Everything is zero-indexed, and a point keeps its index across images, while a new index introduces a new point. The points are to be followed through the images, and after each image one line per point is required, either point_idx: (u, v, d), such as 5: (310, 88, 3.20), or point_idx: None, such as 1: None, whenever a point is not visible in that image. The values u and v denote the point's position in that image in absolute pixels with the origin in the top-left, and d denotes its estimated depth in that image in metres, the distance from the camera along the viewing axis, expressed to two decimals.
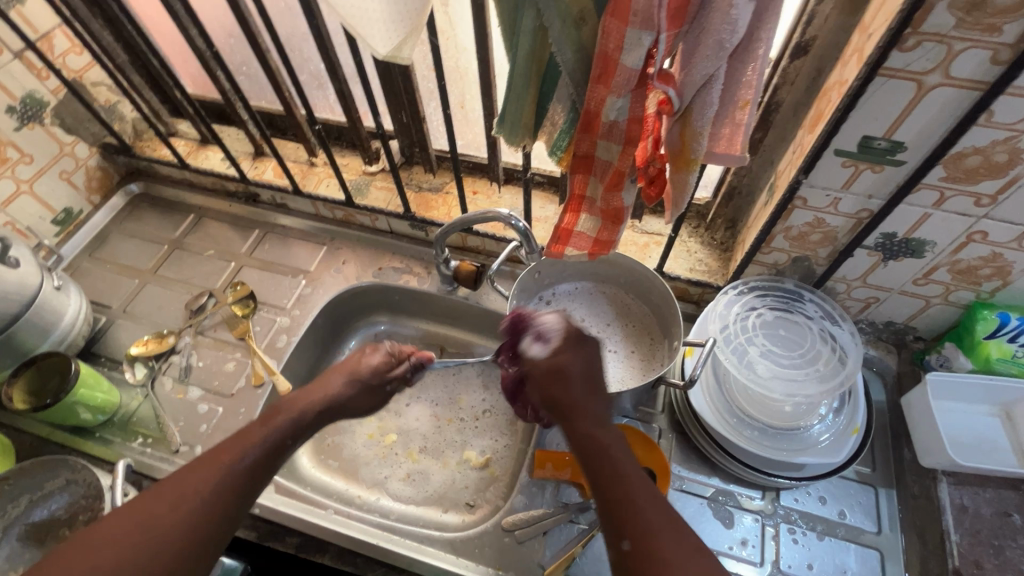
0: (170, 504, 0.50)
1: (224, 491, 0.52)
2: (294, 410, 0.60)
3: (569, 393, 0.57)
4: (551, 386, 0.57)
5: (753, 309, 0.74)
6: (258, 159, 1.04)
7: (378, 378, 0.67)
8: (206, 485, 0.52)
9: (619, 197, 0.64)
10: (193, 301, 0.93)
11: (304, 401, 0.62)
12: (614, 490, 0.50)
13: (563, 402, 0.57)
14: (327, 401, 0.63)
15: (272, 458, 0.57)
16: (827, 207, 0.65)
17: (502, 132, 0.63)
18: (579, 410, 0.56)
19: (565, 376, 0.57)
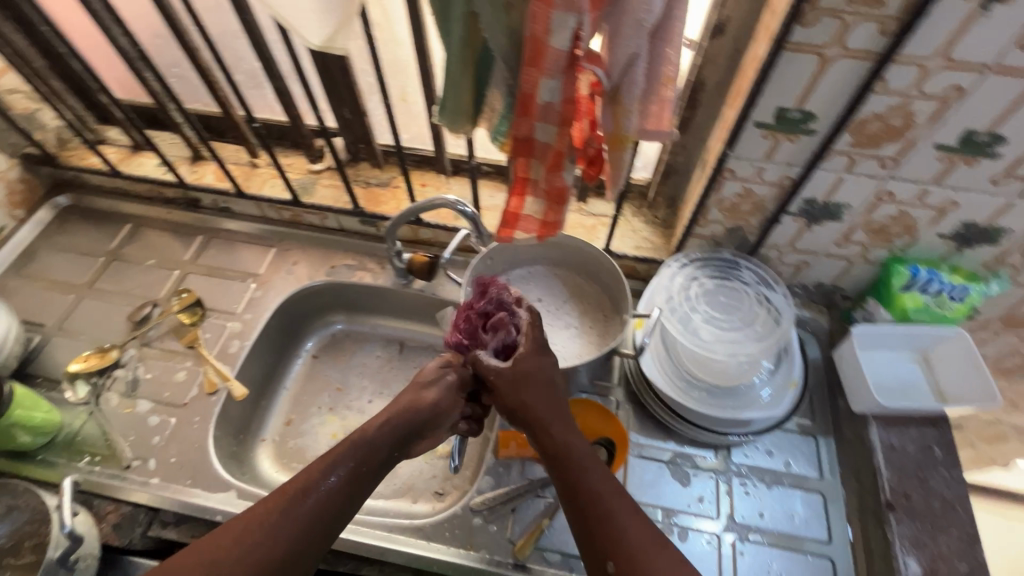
0: (234, 540, 0.51)
1: (295, 526, 0.53)
2: (362, 435, 0.60)
3: (538, 402, 0.63)
4: (521, 392, 0.63)
5: (695, 279, 0.78)
6: (196, 163, 1.01)
7: (440, 378, 0.69)
8: (271, 517, 0.53)
9: (560, 177, 0.66)
10: (135, 312, 0.90)
11: (378, 419, 0.63)
12: (592, 509, 0.55)
13: (531, 410, 0.62)
14: (398, 414, 0.63)
15: (358, 474, 0.58)
16: (754, 177, 0.70)
17: (444, 119, 0.64)
18: (546, 421, 0.62)
19: (531, 378, 0.64)
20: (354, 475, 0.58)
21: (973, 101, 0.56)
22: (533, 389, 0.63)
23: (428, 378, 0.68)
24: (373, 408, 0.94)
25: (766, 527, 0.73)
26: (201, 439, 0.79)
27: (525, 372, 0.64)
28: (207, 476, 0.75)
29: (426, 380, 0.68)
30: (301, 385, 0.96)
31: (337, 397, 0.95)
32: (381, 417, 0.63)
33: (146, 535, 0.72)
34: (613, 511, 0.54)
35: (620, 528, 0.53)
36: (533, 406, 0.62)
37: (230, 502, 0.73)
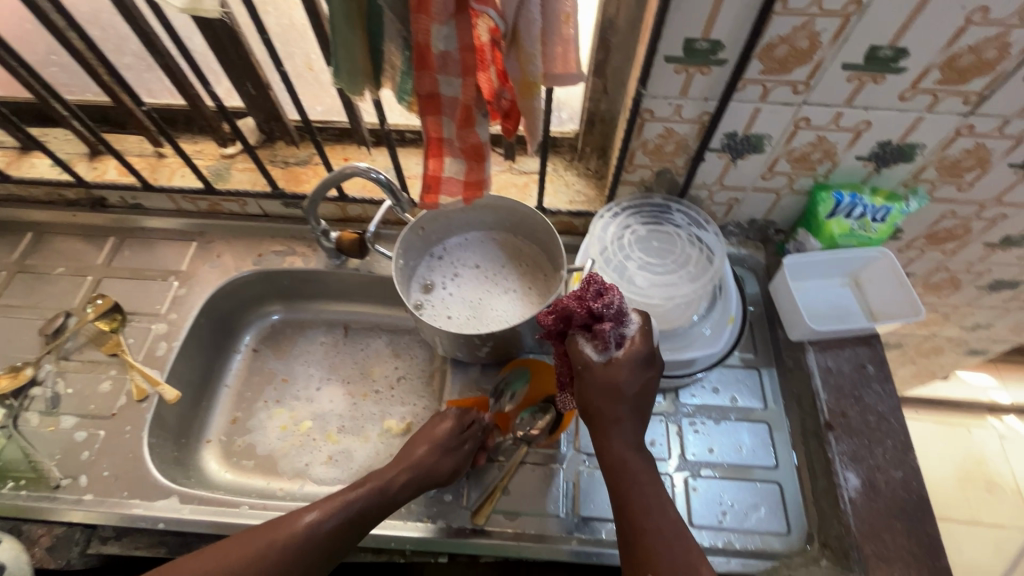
0: (253, 556, 0.57)
1: (292, 551, 0.58)
2: (377, 479, 0.65)
3: (608, 405, 0.62)
4: (601, 398, 0.62)
5: (627, 228, 0.77)
6: (95, 159, 0.93)
7: (455, 442, 0.71)
8: (284, 539, 0.58)
9: (474, 134, 0.63)
10: (47, 325, 0.83)
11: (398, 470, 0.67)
12: (638, 512, 0.59)
13: (605, 413, 0.63)
14: (415, 470, 0.67)
15: (361, 518, 0.62)
16: (673, 115, 0.69)
17: (341, 83, 0.60)
18: (615, 427, 0.63)
19: (617, 391, 0.62)
20: (354, 520, 0.62)
21: (873, 14, 0.56)
22: (615, 395, 0.62)
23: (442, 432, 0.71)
24: (322, 395, 0.92)
25: (716, 462, 0.75)
26: (135, 449, 0.75)
27: (617, 382, 0.62)
28: (145, 485, 0.72)
29: (441, 440, 0.70)
30: (243, 381, 0.92)
31: (283, 388, 0.92)
32: (399, 470, 0.67)
33: (86, 553, 0.69)
34: (655, 519, 0.58)
35: (659, 540, 0.57)
36: (604, 409, 0.63)
37: (174, 507, 0.70)
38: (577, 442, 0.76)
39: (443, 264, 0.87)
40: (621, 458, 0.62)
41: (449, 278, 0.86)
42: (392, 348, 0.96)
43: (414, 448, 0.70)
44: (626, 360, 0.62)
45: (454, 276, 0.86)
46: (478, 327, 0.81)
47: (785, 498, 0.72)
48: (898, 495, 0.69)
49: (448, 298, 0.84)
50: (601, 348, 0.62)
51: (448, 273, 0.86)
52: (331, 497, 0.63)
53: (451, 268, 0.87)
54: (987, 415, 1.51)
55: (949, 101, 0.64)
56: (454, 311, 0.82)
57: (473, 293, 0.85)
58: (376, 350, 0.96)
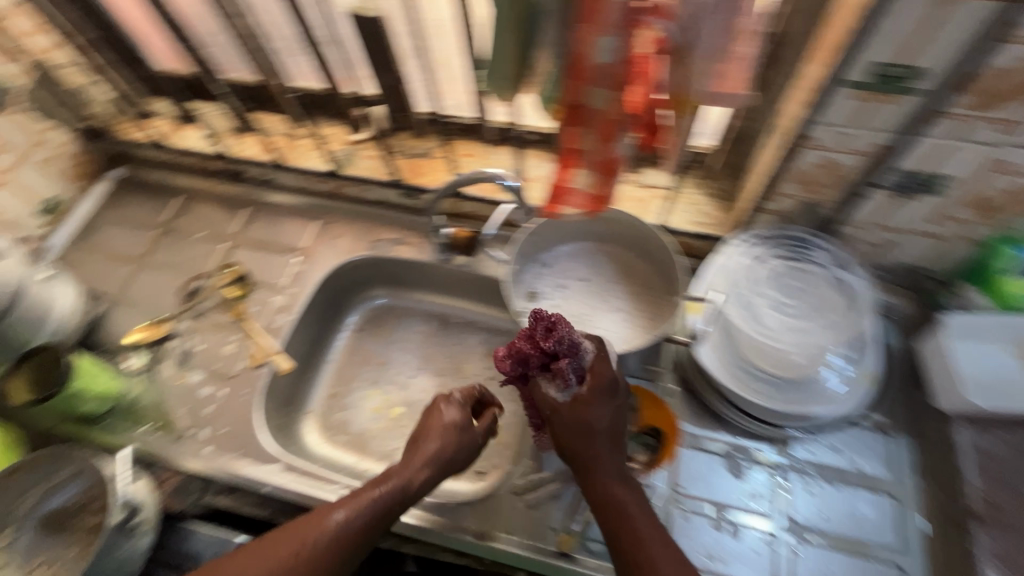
0: (275, 557, 0.56)
1: (323, 554, 0.57)
2: (402, 474, 0.64)
3: (585, 442, 0.63)
4: (573, 436, 0.63)
5: (761, 261, 0.72)
6: (240, 135, 1.00)
7: (461, 427, 0.70)
8: (310, 539, 0.57)
9: (614, 149, 0.60)
10: (186, 285, 0.91)
11: (418, 458, 0.66)
12: (631, 547, 0.57)
13: (581, 452, 0.63)
14: (431, 460, 0.66)
15: (386, 514, 0.61)
16: (838, 145, 0.62)
17: (490, 84, 0.59)
18: (598, 466, 0.62)
19: (587, 425, 0.62)
20: (379, 510, 0.61)
21: None
22: (587, 433, 0.62)
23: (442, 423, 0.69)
24: (415, 383, 0.94)
25: (826, 529, 0.68)
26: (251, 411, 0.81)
27: (585, 415, 0.62)
28: (257, 447, 0.77)
29: (471, 436, 0.70)
30: (344, 358, 0.96)
31: (379, 371, 0.95)
32: (417, 463, 0.65)
33: (201, 501, 0.76)
34: (649, 550, 0.57)
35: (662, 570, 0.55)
36: (585, 443, 0.63)
37: (278, 474, 0.74)
38: (672, 480, 0.71)
39: (549, 273, 0.85)
40: (607, 491, 0.61)
41: (555, 287, 0.84)
42: (486, 347, 0.96)
43: (423, 439, 0.68)
44: (591, 396, 0.62)
45: (560, 287, 0.84)
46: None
47: None
48: None
49: (552, 308, 0.82)
50: (558, 387, 0.63)
51: (554, 282, 0.85)
52: (362, 493, 0.62)
53: (558, 278, 0.85)
54: None
55: None
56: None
57: (578, 308, 0.82)
58: (470, 346, 0.96)
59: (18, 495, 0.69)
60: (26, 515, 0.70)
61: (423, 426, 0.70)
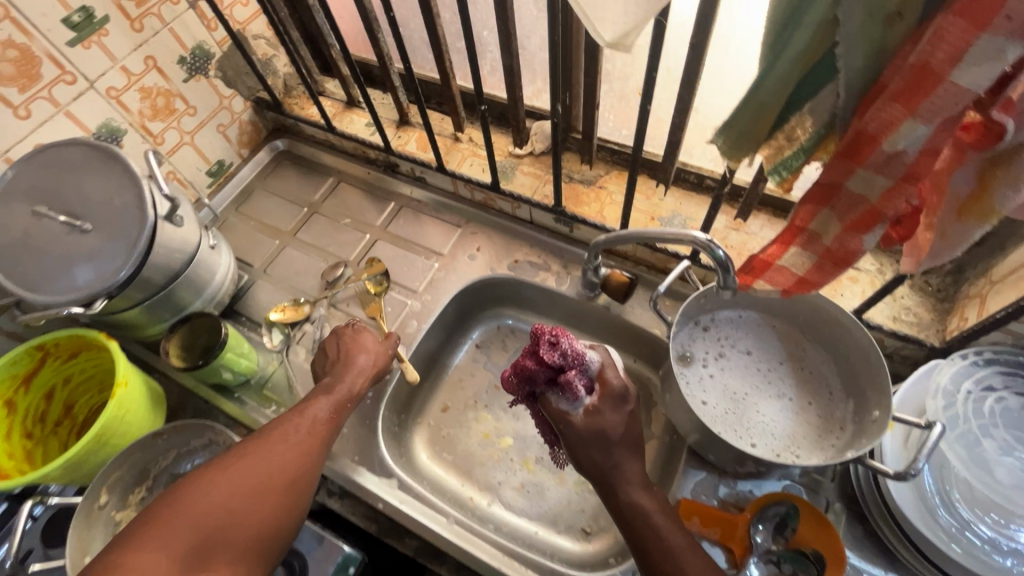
0: (275, 442, 0.60)
1: (312, 435, 0.62)
2: (348, 380, 0.70)
3: (604, 449, 0.60)
4: (593, 450, 0.60)
5: (990, 390, 0.59)
6: (402, 128, 0.99)
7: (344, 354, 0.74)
8: (297, 426, 0.62)
9: (858, 240, 0.51)
10: (329, 271, 0.92)
11: (361, 370, 0.72)
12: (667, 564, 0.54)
13: (597, 463, 0.60)
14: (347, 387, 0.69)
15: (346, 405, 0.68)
16: None
17: (722, 142, 0.51)
18: (619, 478, 0.59)
19: (605, 438, 0.60)
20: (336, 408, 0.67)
21: None
22: (607, 445, 0.60)
23: (364, 343, 0.75)
24: (528, 416, 0.89)
25: None
26: (373, 417, 0.80)
27: (610, 424, 0.60)
28: (374, 456, 0.76)
29: (376, 361, 0.74)
30: (461, 374, 0.93)
31: (494, 395, 0.91)
32: (354, 372, 0.71)
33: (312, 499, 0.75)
34: (683, 563, 0.54)
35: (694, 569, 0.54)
36: (603, 451, 0.60)
37: (392, 492, 0.73)
38: None
39: (708, 338, 0.75)
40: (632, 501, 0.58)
41: (713, 356, 0.74)
42: None
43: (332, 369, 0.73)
44: (599, 407, 0.61)
45: (717, 356, 0.74)
46: (736, 435, 0.68)
47: None
48: None
49: (707, 380, 0.73)
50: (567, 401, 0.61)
51: (712, 350, 0.75)
52: (319, 395, 0.67)
53: (717, 346, 0.75)
54: None
55: None
56: (710, 400, 0.71)
57: (736, 386, 0.72)
58: None
59: (159, 453, 0.72)
60: (160, 472, 0.72)
61: (349, 346, 0.75)
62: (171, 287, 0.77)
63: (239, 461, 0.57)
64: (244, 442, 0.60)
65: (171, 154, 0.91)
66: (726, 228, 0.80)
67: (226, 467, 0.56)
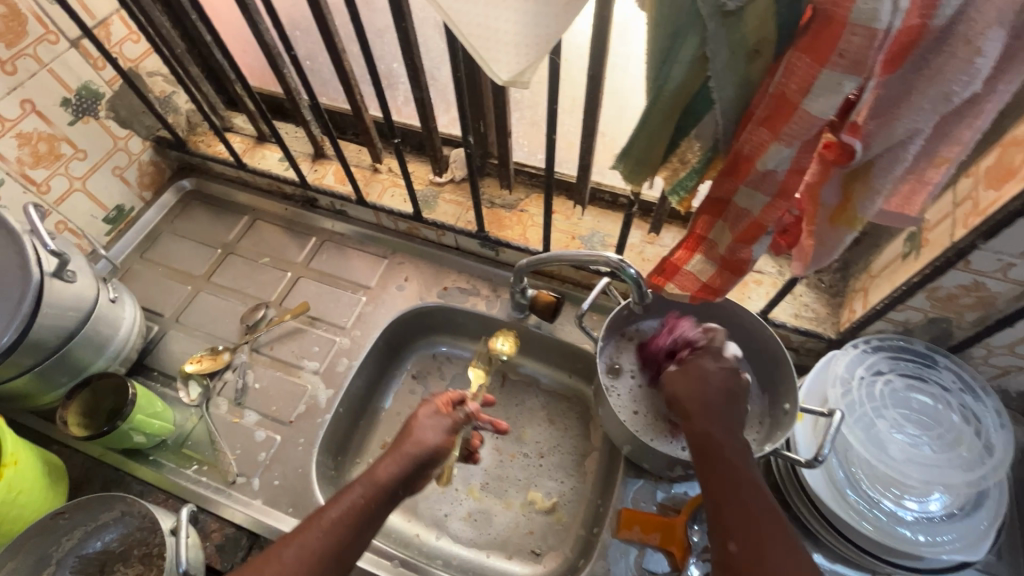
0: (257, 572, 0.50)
1: (312, 561, 0.51)
2: (372, 481, 0.57)
3: (705, 397, 0.59)
4: (681, 386, 0.62)
5: (879, 373, 0.65)
6: (318, 161, 0.97)
7: (408, 439, 0.61)
8: (298, 548, 0.52)
9: (751, 250, 0.55)
10: (249, 314, 0.88)
11: (398, 454, 0.60)
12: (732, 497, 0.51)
13: (687, 403, 0.59)
14: (367, 481, 0.57)
15: (367, 516, 0.55)
16: (995, 272, 0.56)
17: (622, 167, 0.54)
18: (699, 412, 0.58)
19: (701, 386, 0.60)
20: (355, 515, 0.54)
21: None
22: (703, 397, 0.59)
23: (422, 415, 0.64)
24: None
25: None
26: (305, 466, 0.75)
27: (712, 385, 0.60)
28: (310, 507, 0.72)
29: (419, 449, 0.60)
30: (399, 408, 0.90)
31: None
32: (390, 458, 0.59)
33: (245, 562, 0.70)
34: (746, 494, 0.51)
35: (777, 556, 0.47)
36: (700, 400, 0.59)
37: None
38: None
39: (634, 350, 0.78)
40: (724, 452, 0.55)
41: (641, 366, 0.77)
42: (548, 413, 0.90)
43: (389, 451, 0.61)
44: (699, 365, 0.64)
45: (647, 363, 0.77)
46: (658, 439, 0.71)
47: None
48: None
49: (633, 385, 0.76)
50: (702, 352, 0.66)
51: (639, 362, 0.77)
52: (344, 495, 0.56)
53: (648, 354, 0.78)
54: None
55: None
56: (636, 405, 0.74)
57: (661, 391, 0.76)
58: (531, 409, 0.90)
59: (63, 533, 0.65)
60: (63, 555, 0.65)
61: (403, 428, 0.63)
62: (66, 348, 0.70)
63: None
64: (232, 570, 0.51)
65: (60, 203, 0.84)
66: (642, 242, 0.84)
67: None
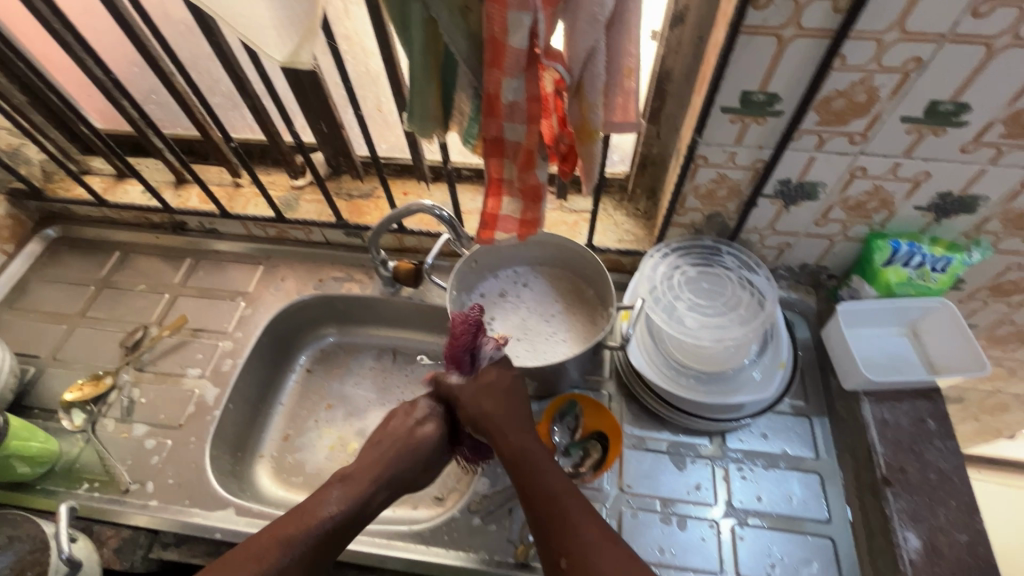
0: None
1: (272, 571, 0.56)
2: (357, 488, 0.66)
3: (511, 420, 0.69)
4: (482, 402, 0.70)
5: (677, 268, 0.78)
6: (180, 187, 1.02)
7: (392, 437, 0.73)
8: (261, 559, 0.56)
9: (534, 175, 0.67)
10: (127, 338, 0.91)
11: (379, 470, 0.69)
12: (549, 502, 0.61)
13: (493, 419, 0.69)
14: (355, 496, 0.65)
15: (348, 527, 0.63)
16: (726, 162, 0.70)
17: (412, 126, 0.65)
18: (505, 430, 0.68)
19: (493, 404, 0.69)
20: (336, 531, 0.62)
21: (932, 71, 0.56)
22: (501, 421, 0.68)
23: (417, 429, 0.73)
24: (369, 417, 0.93)
25: (767, 511, 0.73)
26: (199, 460, 0.79)
27: (503, 406, 0.69)
28: (205, 495, 0.76)
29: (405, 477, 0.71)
30: (295, 399, 0.95)
31: (331, 412, 0.94)
32: (373, 474, 0.68)
33: (147, 558, 0.72)
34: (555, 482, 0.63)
35: (573, 516, 0.59)
36: (496, 420, 0.69)
37: (232, 518, 0.73)
38: (621, 481, 0.75)
39: (500, 285, 0.90)
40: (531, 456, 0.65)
41: (503, 297, 0.88)
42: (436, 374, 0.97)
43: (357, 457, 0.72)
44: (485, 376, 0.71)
45: (512, 297, 0.88)
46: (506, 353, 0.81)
47: (837, 555, 0.69)
48: (963, 559, 0.65)
49: (498, 313, 0.86)
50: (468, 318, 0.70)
51: (502, 292, 0.89)
52: (328, 505, 0.63)
53: (515, 290, 0.89)
54: None
55: (1013, 154, 0.63)
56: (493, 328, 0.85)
57: (520, 319, 0.86)
58: (419, 374, 0.97)
59: None
60: None
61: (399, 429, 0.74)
62: None
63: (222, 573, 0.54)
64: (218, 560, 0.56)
65: None
66: None
67: None
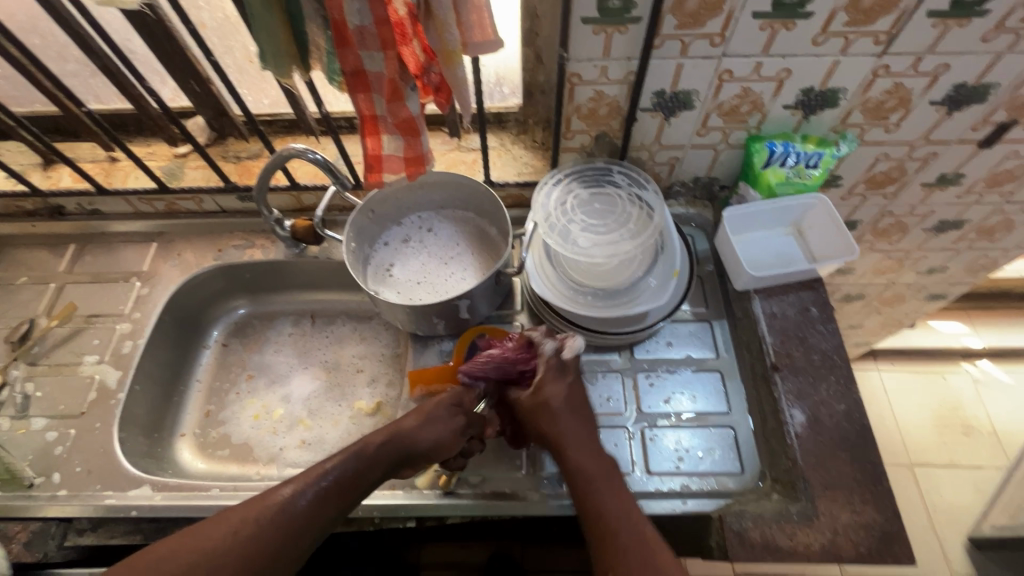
0: (231, 529, 0.53)
1: (272, 522, 0.54)
2: (365, 444, 0.62)
3: (577, 431, 0.66)
4: (539, 418, 0.67)
5: (570, 192, 0.79)
6: (48, 169, 0.94)
7: (445, 414, 0.68)
8: (264, 512, 0.54)
9: (404, 107, 0.64)
10: (12, 332, 0.86)
11: (386, 431, 0.65)
12: (600, 521, 0.59)
13: (550, 434, 0.66)
14: (358, 453, 0.61)
15: (350, 483, 0.60)
16: (600, 77, 0.71)
17: (267, 65, 0.61)
18: (565, 441, 0.65)
19: (553, 419, 0.67)
20: (341, 485, 0.59)
21: None
22: (564, 433, 0.66)
23: (439, 407, 0.68)
24: (291, 382, 0.91)
25: (674, 412, 0.77)
26: (107, 444, 0.77)
27: (564, 422, 0.66)
28: (118, 477, 0.74)
29: (415, 445, 0.65)
30: (212, 375, 0.93)
31: (252, 381, 0.92)
32: (384, 431, 0.65)
33: (63, 546, 0.72)
34: (606, 499, 0.61)
35: (620, 537, 0.57)
36: (561, 433, 0.66)
37: (147, 495, 0.72)
38: None
39: (403, 232, 0.89)
40: (584, 473, 0.63)
41: (405, 244, 0.88)
42: (357, 331, 0.96)
43: (404, 418, 0.68)
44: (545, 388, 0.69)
45: (414, 243, 0.88)
46: (409, 297, 0.82)
47: (738, 441, 0.74)
48: (842, 426, 0.71)
49: (402, 260, 0.87)
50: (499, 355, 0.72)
51: (404, 239, 0.88)
52: (337, 460, 0.60)
53: (418, 236, 0.89)
54: (961, 361, 1.79)
55: (860, 42, 0.66)
56: (396, 275, 0.85)
57: (422, 262, 0.86)
58: (340, 334, 0.96)
59: None
60: None
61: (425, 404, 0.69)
62: None
63: (222, 524, 0.53)
64: (219, 511, 0.54)
65: None
66: None
67: (197, 539, 0.52)
